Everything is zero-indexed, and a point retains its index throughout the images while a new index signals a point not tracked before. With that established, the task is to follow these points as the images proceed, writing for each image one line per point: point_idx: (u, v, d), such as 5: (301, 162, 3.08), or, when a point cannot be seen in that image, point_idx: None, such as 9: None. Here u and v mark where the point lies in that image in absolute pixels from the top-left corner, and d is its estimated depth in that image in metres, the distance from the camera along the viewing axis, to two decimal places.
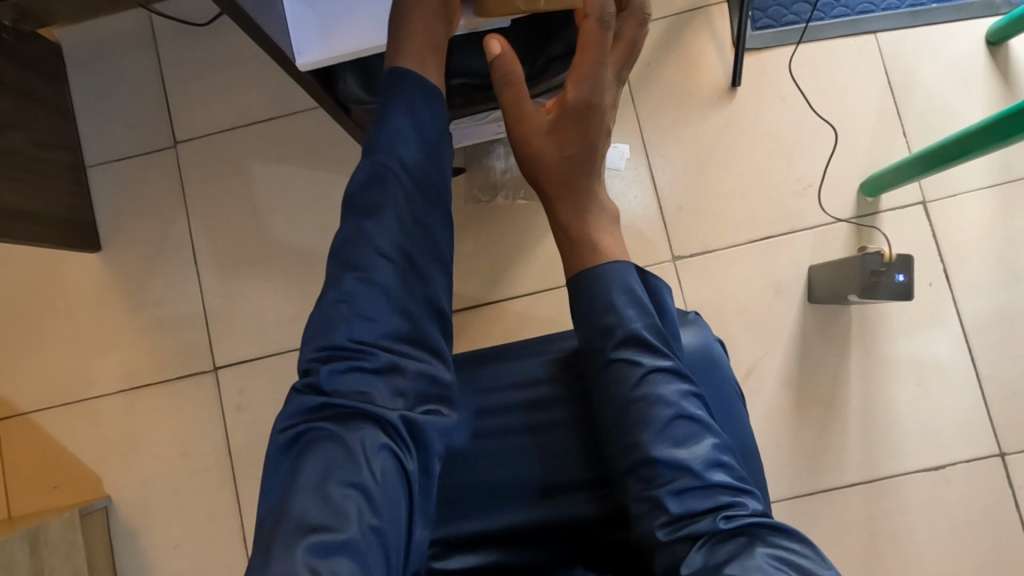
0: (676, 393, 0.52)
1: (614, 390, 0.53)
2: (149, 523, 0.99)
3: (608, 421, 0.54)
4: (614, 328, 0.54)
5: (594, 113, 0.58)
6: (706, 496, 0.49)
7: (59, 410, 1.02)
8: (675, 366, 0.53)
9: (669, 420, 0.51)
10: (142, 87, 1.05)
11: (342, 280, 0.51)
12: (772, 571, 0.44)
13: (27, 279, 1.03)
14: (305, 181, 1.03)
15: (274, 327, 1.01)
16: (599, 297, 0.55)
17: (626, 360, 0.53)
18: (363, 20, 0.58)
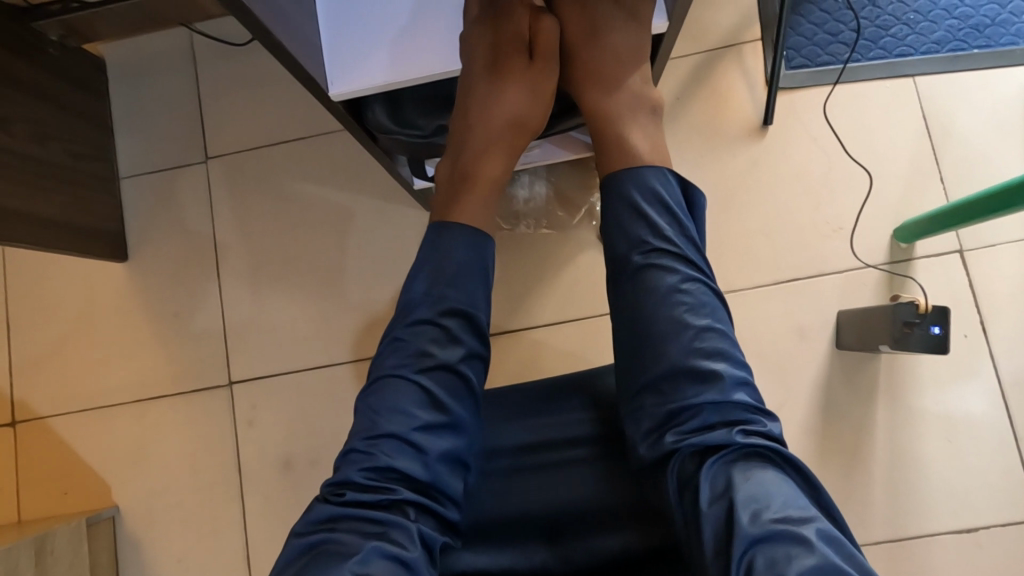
0: (705, 304, 0.56)
1: (650, 297, 0.57)
2: (153, 536, 0.99)
3: (636, 331, 0.57)
4: (645, 238, 0.58)
5: (619, 52, 0.66)
6: (725, 412, 0.52)
7: (74, 417, 1.02)
8: (704, 279, 0.58)
9: (696, 332, 0.54)
10: (178, 102, 1.07)
11: (369, 430, 0.56)
12: (775, 502, 0.46)
13: (54, 285, 1.05)
14: (330, 201, 1.04)
15: (291, 345, 1.01)
16: (626, 208, 0.60)
17: (660, 266, 0.58)
18: (396, 56, 0.58)
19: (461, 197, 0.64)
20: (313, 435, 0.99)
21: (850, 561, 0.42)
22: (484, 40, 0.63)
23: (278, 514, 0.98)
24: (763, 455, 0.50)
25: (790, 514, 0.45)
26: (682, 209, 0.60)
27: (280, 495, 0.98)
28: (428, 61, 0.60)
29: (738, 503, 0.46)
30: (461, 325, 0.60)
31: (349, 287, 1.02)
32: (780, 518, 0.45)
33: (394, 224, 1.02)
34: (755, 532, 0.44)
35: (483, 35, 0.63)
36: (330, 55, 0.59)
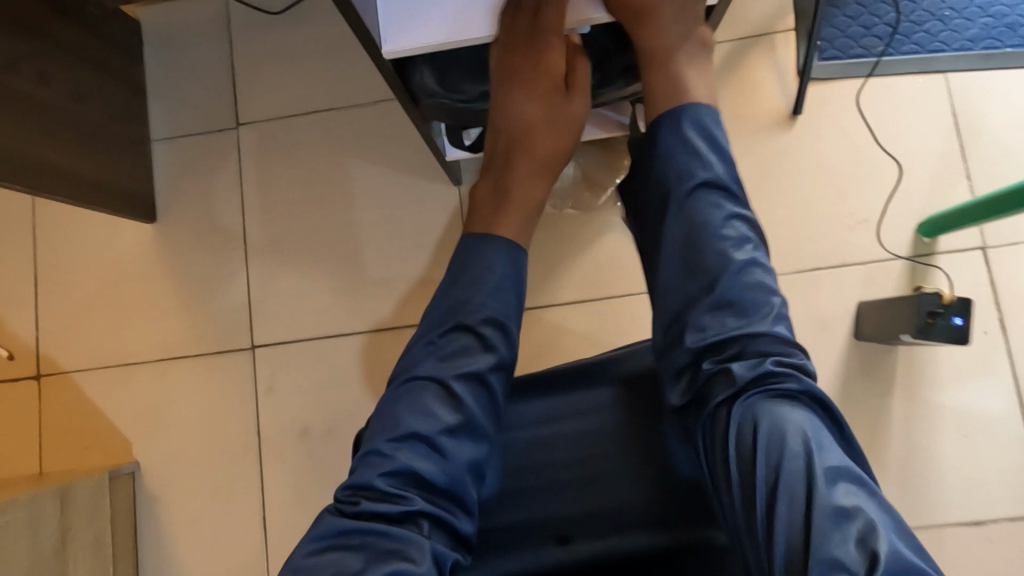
0: (746, 240, 0.58)
1: (693, 229, 0.58)
2: (171, 494, 1.00)
3: (675, 262, 0.58)
4: (690, 172, 0.60)
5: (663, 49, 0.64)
6: (762, 343, 0.53)
7: (98, 373, 1.04)
8: (748, 216, 0.59)
9: (739, 269, 0.56)
10: (211, 68, 1.09)
11: (391, 432, 0.56)
12: (801, 433, 0.48)
13: (83, 243, 1.07)
14: (357, 172, 1.04)
15: (313, 313, 1.03)
16: (673, 143, 0.61)
17: (702, 200, 0.59)
18: (448, 17, 0.59)
19: (499, 210, 0.67)
20: (332, 402, 1.00)
21: (866, 493, 0.45)
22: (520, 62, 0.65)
23: (294, 477, 0.99)
24: (792, 395, 0.51)
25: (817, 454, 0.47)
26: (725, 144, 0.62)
27: (297, 459, 1.00)
28: (479, 21, 0.60)
29: (767, 430, 0.48)
30: (494, 337, 0.61)
31: (373, 259, 1.03)
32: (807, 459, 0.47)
33: (421, 198, 1.03)
34: (782, 472, 0.46)
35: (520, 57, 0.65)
36: (384, 13, 0.60)
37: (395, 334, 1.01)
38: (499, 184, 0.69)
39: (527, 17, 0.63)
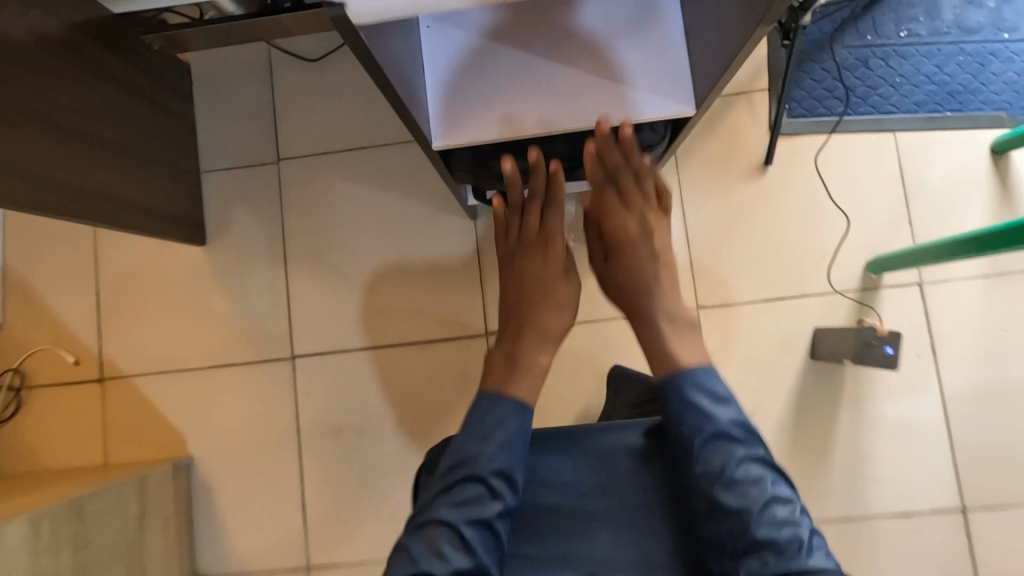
0: (758, 477, 0.66)
1: (715, 481, 0.65)
2: (221, 483, 1.16)
3: (703, 513, 0.66)
4: (702, 428, 0.67)
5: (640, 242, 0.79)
6: (793, 561, 0.62)
7: (155, 377, 1.18)
8: (755, 452, 0.68)
9: (763, 505, 0.64)
10: (255, 108, 1.22)
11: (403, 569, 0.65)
12: None
13: (141, 261, 1.20)
14: (385, 204, 1.19)
15: (346, 328, 1.17)
16: (681, 402, 0.69)
17: (717, 451, 0.67)
18: (487, 119, 0.74)
19: (508, 378, 0.75)
20: (363, 405, 1.16)
21: None
22: (525, 255, 0.81)
23: (330, 470, 1.15)
24: None
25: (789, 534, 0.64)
26: (723, 392, 0.71)
27: (332, 454, 1.15)
28: (512, 121, 0.74)
29: None
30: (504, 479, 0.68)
31: (398, 281, 1.17)
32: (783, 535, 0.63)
33: (442, 228, 1.17)
34: None
35: (524, 252, 0.81)
36: (436, 111, 0.75)
37: (417, 348, 1.16)
38: (510, 355, 0.77)
39: (528, 223, 0.82)
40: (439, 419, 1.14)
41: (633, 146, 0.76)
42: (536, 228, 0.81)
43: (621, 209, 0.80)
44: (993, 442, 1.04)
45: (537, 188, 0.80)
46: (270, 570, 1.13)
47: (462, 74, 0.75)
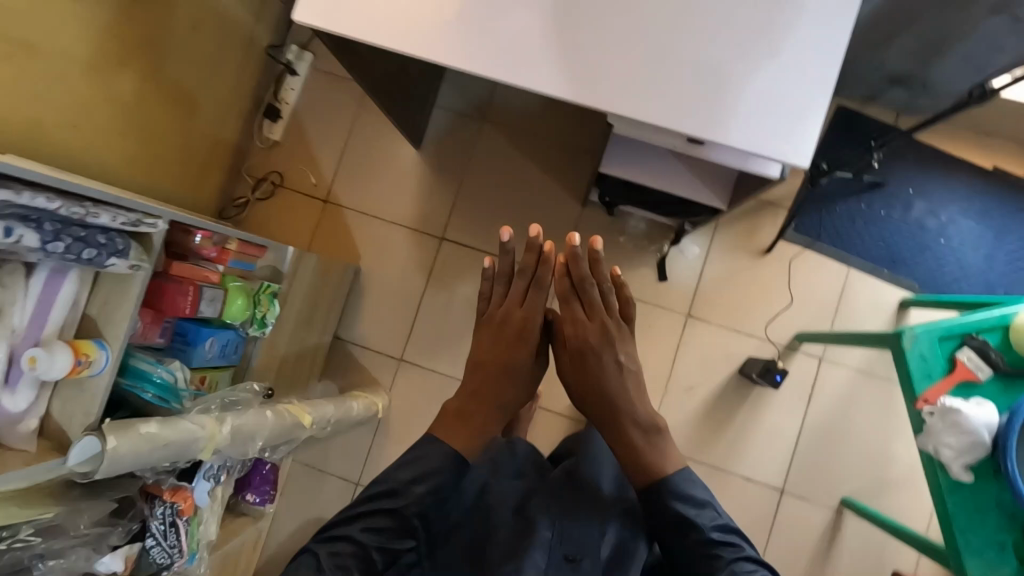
0: (724, 535, 1.02)
1: (700, 545, 1.01)
2: (369, 290, 1.86)
3: (692, 559, 1.02)
4: (680, 514, 1.03)
5: (592, 351, 1.19)
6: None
7: (357, 213, 1.88)
8: (716, 516, 1.04)
9: (728, 554, 1.00)
10: (483, 81, 1.87)
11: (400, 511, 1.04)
12: None
13: (377, 144, 1.90)
14: (534, 173, 1.85)
15: (479, 235, 1.85)
16: (662, 499, 1.05)
17: (697, 528, 1.02)
18: (637, 170, 1.32)
19: (468, 421, 1.13)
20: (469, 284, 1.84)
21: None
22: (509, 334, 1.21)
23: (434, 311, 1.84)
24: None
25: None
26: (689, 489, 1.06)
27: (439, 303, 1.84)
28: (649, 174, 1.32)
29: None
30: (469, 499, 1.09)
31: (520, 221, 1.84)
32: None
33: (561, 202, 1.83)
34: None
35: (509, 333, 1.21)
36: (613, 151, 1.33)
37: None
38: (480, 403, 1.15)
39: (518, 311, 1.21)
40: None
41: (596, 265, 1.17)
42: (523, 328, 1.21)
43: (586, 326, 1.19)
44: (816, 463, 1.70)
45: (532, 274, 1.20)
46: (377, 350, 1.85)
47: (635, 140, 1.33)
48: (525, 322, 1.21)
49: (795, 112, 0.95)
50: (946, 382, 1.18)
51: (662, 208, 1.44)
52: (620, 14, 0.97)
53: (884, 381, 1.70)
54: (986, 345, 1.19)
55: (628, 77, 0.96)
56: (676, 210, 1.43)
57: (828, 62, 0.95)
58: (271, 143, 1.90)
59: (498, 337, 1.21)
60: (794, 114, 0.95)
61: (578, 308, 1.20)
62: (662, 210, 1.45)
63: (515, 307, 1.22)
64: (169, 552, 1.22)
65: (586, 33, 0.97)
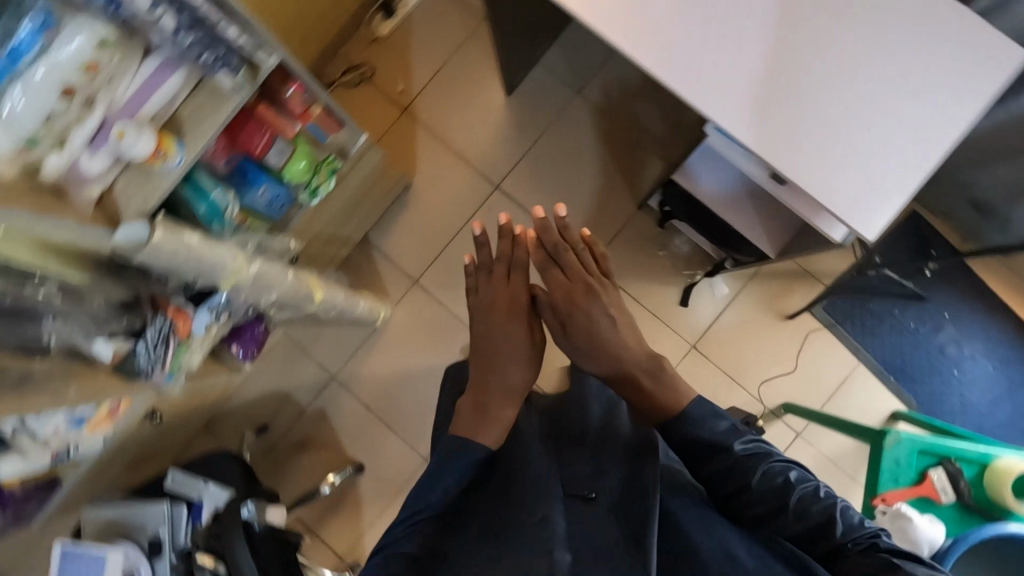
0: (755, 447, 1.04)
1: (736, 462, 1.02)
2: (411, 208, 1.90)
3: (729, 475, 1.02)
4: (706, 433, 1.06)
5: (583, 301, 1.27)
6: (802, 486, 0.97)
7: (428, 132, 1.92)
8: (744, 433, 1.06)
9: (765, 459, 1.01)
10: (592, 57, 1.89)
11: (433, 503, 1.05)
12: (854, 515, 0.93)
13: (472, 77, 1.93)
14: (605, 161, 1.87)
15: (532, 197, 1.89)
16: (688, 421, 1.08)
17: (729, 444, 1.04)
18: (705, 189, 1.36)
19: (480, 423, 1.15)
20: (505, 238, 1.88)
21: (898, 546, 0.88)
22: (504, 318, 1.28)
23: (463, 250, 1.89)
24: (833, 499, 0.96)
25: (821, 491, 0.97)
26: (715, 413, 1.09)
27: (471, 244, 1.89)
28: (714, 198, 1.36)
29: (836, 514, 0.92)
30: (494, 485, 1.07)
31: (575, 200, 1.87)
32: (843, 531, 0.90)
33: (619, 197, 1.86)
34: (841, 523, 0.91)
35: (503, 317, 1.28)
36: (690, 164, 1.38)
37: None
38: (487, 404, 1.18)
39: (504, 292, 1.30)
40: None
41: (564, 225, 1.29)
42: (511, 309, 1.29)
43: (573, 286, 1.29)
44: None
45: (513, 257, 1.31)
46: (398, 265, 1.89)
47: (715, 163, 1.37)
48: (514, 301, 1.29)
49: (874, 194, 0.98)
50: (909, 490, 1.22)
51: (713, 236, 1.49)
52: (750, 39, 1.01)
53: (848, 479, 1.74)
54: (959, 473, 1.22)
55: (734, 98, 1.01)
56: (725, 242, 1.46)
57: (921, 160, 0.99)
58: (374, 38, 1.94)
59: (495, 327, 1.27)
60: (871, 193, 0.98)
61: (561, 270, 1.31)
62: (712, 237, 1.49)
63: (500, 289, 1.30)
64: (152, 361, 1.30)
65: (712, 43, 1.01)
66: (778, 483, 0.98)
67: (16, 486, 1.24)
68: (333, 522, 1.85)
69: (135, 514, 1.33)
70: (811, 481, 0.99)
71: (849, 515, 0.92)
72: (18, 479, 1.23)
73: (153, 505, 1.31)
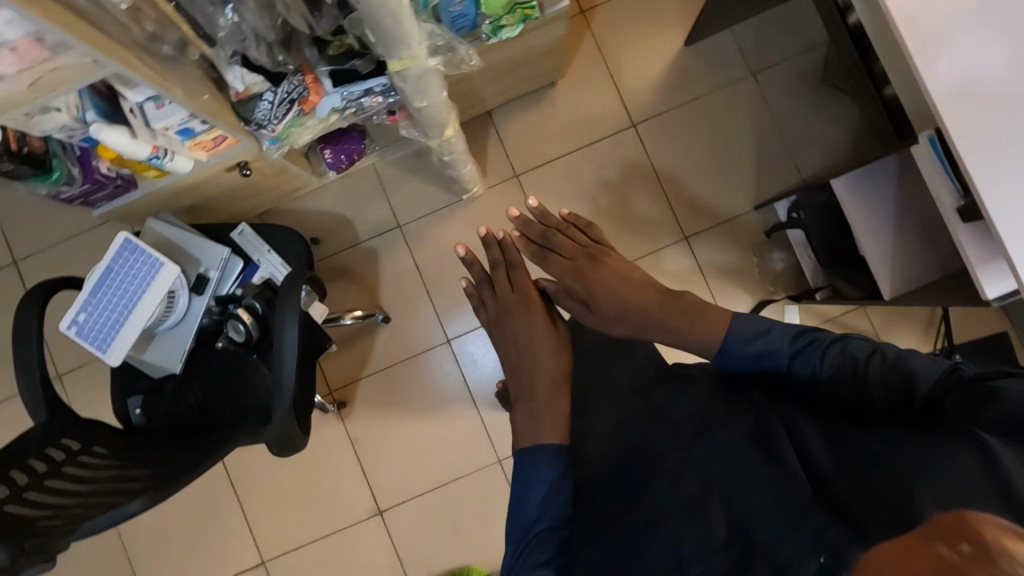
0: (813, 342, 1.03)
1: (799, 366, 1.03)
2: (545, 107, 1.86)
3: (807, 381, 1.01)
4: (750, 348, 1.09)
5: (594, 267, 1.42)
6: (866, 356, 0.93)
7: (595, 44, 1.86)
8: (793, 334, 1.07)
9: (827, 349, 1.00)
10: (781, 48, 1.83)
11: (540, 527, 1.02)
12: (924, 362, 0.87)
13: (662, 11, 1.85)
14: (745, 151, 1.84)
15: (661, 152, 1.85)
16: (723, 343, 1.13)
17: (776, 351, 1.06)
18: (858, 206, 1.33)
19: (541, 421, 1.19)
20: (618, 178, 1.85)
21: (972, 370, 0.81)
22: (524, 317, 1.38)
23: (574, 170, 1.86)
24: (903, 354, 0.90)
25: (889, 352, 0.92)
26: (756, 324, 1.12)
27: (584, 168, 1.86)
28: (862, 219, 1.33)
29: (907, 367, 0.87)
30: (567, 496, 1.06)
31: (699, 174, 1.84)
32: (924, 378, 0.84)
33: (741, 191, 1.83)
34: (914, 372, 0.85)
35: (523, 316, 1.38)
36: (856, 175, 1.35)
37: (663, 200, 1.85)
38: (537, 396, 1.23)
39: (511, 288, 1.45)
40: (625, 228, 1.84)
41: (545, 213, 1.53)
42: (524, 297, 1.42)
43: (568, 262, 1.46)
44: None
45: (511, 258, 1.49)
46: (507, 154, 1.86)
47: (881, 187, 1.34)
48: (526, 297, 1.41)
49: None
50: None
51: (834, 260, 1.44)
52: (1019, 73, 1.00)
53: None
54: None
55: (976, 121, 1.00)
56: (845, 269, 1.43)
57: None
58: None
59: (516, 330, 1.37)
60: None
61: (561, 254, 1.49)
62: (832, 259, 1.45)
63: (507, 292, 1.44)
64: (269, 116, 1.32)
65: (980, 60, 1.01)
66: (840, 359, 0.96)
67: (111, 160, 1.21)
68: (339, 356, 1.86)
69: (193, 244, 1.32)
70: (876, 347, 0.95)
71: (919, 360, 0.87)
72: (117, 156, 1.19)
73: (213, 245, 1.31)
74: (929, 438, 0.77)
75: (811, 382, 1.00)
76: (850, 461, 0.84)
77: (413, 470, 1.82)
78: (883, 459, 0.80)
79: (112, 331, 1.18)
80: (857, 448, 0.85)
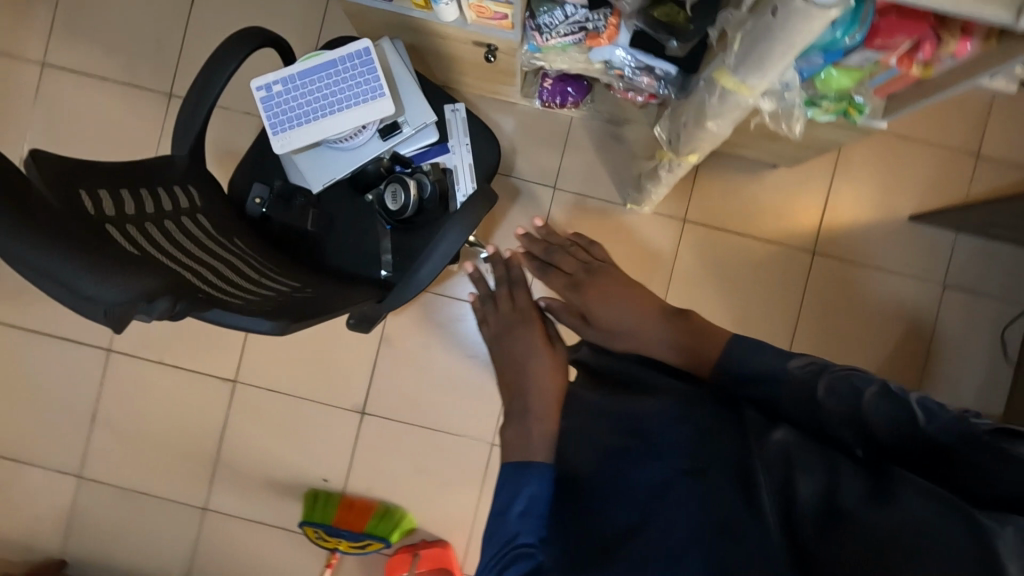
0: (820, 366, 0.91)
1: (793, 387, 0.90)
2: (754, 180, 1.77)
3: (803, 403, 0.88)
4: (750, 366, 0.98)
5: (593, 280, 1.37)
6: (875, 388, 0.82)
7: (837, 160, 1.77)
8: (803, 360, 0.94)
9: (834, 376, 0.87)
10: (984, 282, 1.77)
11: (519, 543, 0.88)
12: (935, 408, 0.77)
13: (914, 174, 1.76)
14: (888, 343, 1.77)
15: (820, 289, 1.78)
16: (724, 357, 1.02)
17: (776, 370, 0.94)
18: None
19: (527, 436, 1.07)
20: (767, 284, 1.78)
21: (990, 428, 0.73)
22: (518, 331, 1.34)
23: (736, 251, 1.78)
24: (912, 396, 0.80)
25: (898, 390, 0.82)
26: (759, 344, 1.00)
27: (746, 255, 1.78)
28: None
29: (920, 408, 0.77)
30: (547, 516, 0.91)
31: (836, 332, 1.78)
32: (928, 420, 0.75)
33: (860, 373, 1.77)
34: (925, 414, 0.76)
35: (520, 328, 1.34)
36: None
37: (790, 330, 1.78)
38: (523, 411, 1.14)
39: (507, 298, 1.43)
40: (738, 332, 1.77)
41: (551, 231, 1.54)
42: (522, 304, 1.40)
43: (566, 278, 1.42)
44: None
45: (512, 276, 1.47)
46: (693, 196, 1.77)
47: None
48: (523, 311, 1.39)
49: None
50: None
51: None
52: None
53: None
54: None
55: None
56: None
57: None
58: None
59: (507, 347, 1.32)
60: None
61: (559, 272, 1.45)
62: None
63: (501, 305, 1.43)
64: (555, 27, 1.21)
65: None
66: (840, 382, 0.85)
67: None
68: None
69: (404, 90, 1.21)
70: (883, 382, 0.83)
71: (930, 405, 0.78)
72: None
73: (425, 106, 1.20)
74: (943, 519, 0.64)
75: (811, 405, 0.86)
76: (845, 526, 0.68)
77: (417, 396, 1.77)
78: (882, 533, 0.65)
79: (296, 120, 1.10)
80: (859, 514, 0.68)
